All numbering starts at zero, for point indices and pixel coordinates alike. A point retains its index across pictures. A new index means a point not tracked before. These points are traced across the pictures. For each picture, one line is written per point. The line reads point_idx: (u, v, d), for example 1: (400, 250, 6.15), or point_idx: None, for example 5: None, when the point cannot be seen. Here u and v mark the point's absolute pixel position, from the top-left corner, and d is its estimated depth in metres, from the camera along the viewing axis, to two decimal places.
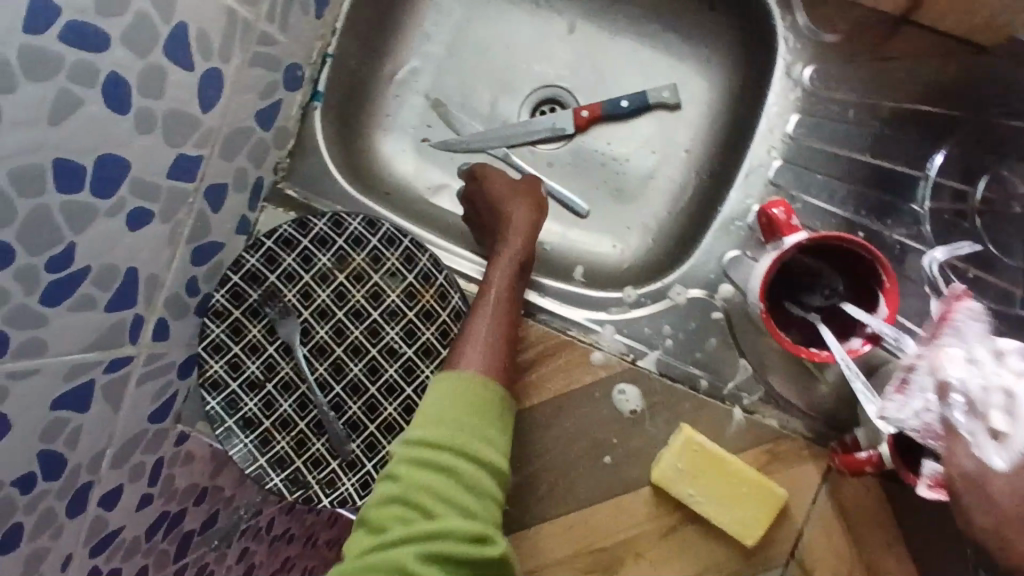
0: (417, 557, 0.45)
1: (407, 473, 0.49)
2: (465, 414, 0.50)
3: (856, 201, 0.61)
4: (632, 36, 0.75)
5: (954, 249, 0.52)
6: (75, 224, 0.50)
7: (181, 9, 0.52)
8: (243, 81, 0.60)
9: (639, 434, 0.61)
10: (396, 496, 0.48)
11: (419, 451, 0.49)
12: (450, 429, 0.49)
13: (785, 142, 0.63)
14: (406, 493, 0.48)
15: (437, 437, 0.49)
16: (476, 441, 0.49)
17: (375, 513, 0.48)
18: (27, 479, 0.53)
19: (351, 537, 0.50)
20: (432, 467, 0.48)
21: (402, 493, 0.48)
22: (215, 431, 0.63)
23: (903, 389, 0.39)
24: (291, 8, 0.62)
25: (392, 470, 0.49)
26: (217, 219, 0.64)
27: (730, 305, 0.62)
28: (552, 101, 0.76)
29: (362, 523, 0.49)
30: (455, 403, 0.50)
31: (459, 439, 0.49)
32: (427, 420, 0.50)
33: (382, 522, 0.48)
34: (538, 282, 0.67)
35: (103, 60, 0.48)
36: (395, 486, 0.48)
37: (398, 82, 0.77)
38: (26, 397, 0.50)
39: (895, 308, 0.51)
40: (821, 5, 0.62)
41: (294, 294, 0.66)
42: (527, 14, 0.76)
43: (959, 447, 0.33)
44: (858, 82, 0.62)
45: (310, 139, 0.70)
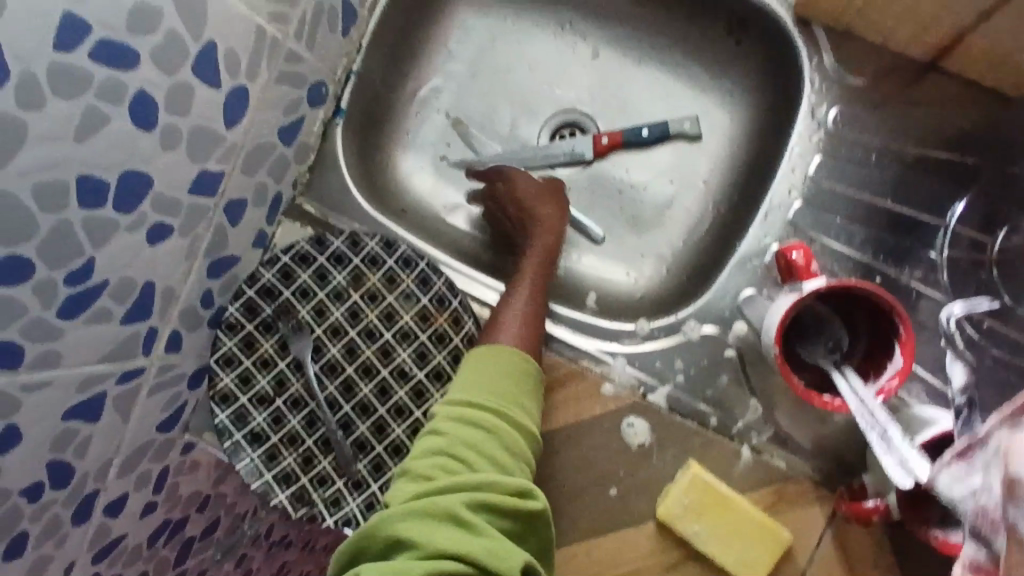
0: (468, 502, 0.45)
1: (455, 431, 0.51)
2: (508, 382, 0.54)
3: (875, 246, 0.60)
4: (655, 65, 0.74)
5: (973, 306, 0.56)
6: (96, 239, 0.50)
7: (211, 28, 0.52)
8: (268, 98, 0.61)
9: (647, 468, 0.61)
10: (443, 447, 0.50)
11: (468, 410, 0.52)
12: (493, 393, 0.53)
13: (806, 183, 0.62)
14: (454, 445, 0.50)
15: (482, 398, 0.52)
16: (517, 409, 0.53)
17: (421, 464, 0.49)
18: (36, 488, 0.53)
19: (392, 493, 0.49)
20: (477, 424, 0.51)
21: (450, 446, 0.50)
22: (223, 445, 0.63)
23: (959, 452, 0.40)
24: (319, 27, 0.63)
25: (440, 427, 0.51)
26: (235, 233, 0.64)
27: (743, 344, 0.62)
28: (572, 126, 0.75)
29: (406, 478, 0.49)
30: (500, 372, 0.54)
31: (502, 403, 0.52)
32: (475, 385, 0.53)
33: (428, 474, 0.49)
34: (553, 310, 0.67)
35: (133, 78, 0.48)
36: (442, 440, 0.50)
37: (420, 100, 0.77)
38: (38, 408, 0.50)
39: (911, 359, 0.51)
40: (847, 47, 0.61)
41: (307, 311, 0.67)
42: (551, 37, 0.76)
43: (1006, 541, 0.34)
44: (882, 126, 0.61)
45: (331, 155, 0.70)
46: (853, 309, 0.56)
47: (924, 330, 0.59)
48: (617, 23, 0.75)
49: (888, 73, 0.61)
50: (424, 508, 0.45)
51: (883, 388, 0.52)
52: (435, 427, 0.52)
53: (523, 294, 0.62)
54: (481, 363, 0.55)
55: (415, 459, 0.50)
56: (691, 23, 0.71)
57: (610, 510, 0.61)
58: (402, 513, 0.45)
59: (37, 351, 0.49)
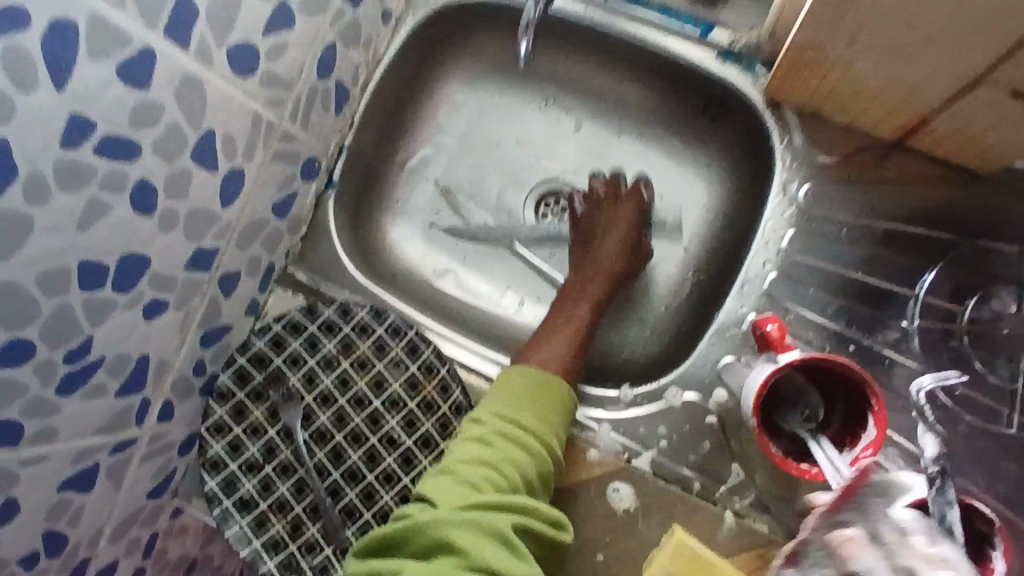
0: (514, 523, 0.49)
1: (501, 445, 0.54)
2: (547, 413, 0.57)
3: (848, 315, 0.62)
4: (636, 137, 0.77)
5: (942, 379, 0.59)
6: (95, 319, 0.52)
7: (210, 117, 0.54)
8: (263, 177, 0.63)
9: (631, 535, 0.62)
10: (492, 458, 0.53)
11: (514, 431, 0.55)
12: (536, 421, 0.56)
13: (780, 256, 0.64)
14: (501, 461, 0.53)
15: (532, 422, 0.56)
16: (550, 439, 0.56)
17: (467, 469, 0.52)
18: (31, 558, 0.55)
19: (427, 487, 0.51)
20: (524, 444, 0.54)
21: (497, 458, 0.53)
22: (212, 512, 0.65)
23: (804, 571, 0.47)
24: (312, 109, 0.66)
25: (489, 439, 0.54)
26: (228, 304, 0.66)
27: (724, 410, 0.63)
28: (556, 194, 0.79)
29: (447, 478, 0.52)
30: (542, 403, 0.57)
31: (544, 433, 0.56)
32: (521, 408, 0.56)
33: (471, 480, 0.51)
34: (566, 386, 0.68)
35: (134, 168, 0.50)
36: (490, 451, 0.53)
37: (409, 170, 0.80)
38: (31, 481, 0.52)
39: (883, 429, 0.53)
40: (816, 129, 0.64)
41: (298, 379, 0.67)
42: (536, 110, 0.79)
43: None
44: (851, 202, 0.63)
45: (322, 226, 0.72)
46: (829, 379, 0.58)
47: (898, 397, 0.61)
48: (599, 97, 0.77)
49: (857, 152, 0.63)
50: (483, 521, 0.48)
51: (857, 458, 0.54)
52: (482, 434, 0.54)
53: (568, 334, 0.64)
54: (533, 383, 0.58)
55: (458, 462, 0.53)
56: (668, 102, 0.74)
57: (595, 574, 0.62)
58: (460, 521, 0.47)
59: (35, 427, 0.51)
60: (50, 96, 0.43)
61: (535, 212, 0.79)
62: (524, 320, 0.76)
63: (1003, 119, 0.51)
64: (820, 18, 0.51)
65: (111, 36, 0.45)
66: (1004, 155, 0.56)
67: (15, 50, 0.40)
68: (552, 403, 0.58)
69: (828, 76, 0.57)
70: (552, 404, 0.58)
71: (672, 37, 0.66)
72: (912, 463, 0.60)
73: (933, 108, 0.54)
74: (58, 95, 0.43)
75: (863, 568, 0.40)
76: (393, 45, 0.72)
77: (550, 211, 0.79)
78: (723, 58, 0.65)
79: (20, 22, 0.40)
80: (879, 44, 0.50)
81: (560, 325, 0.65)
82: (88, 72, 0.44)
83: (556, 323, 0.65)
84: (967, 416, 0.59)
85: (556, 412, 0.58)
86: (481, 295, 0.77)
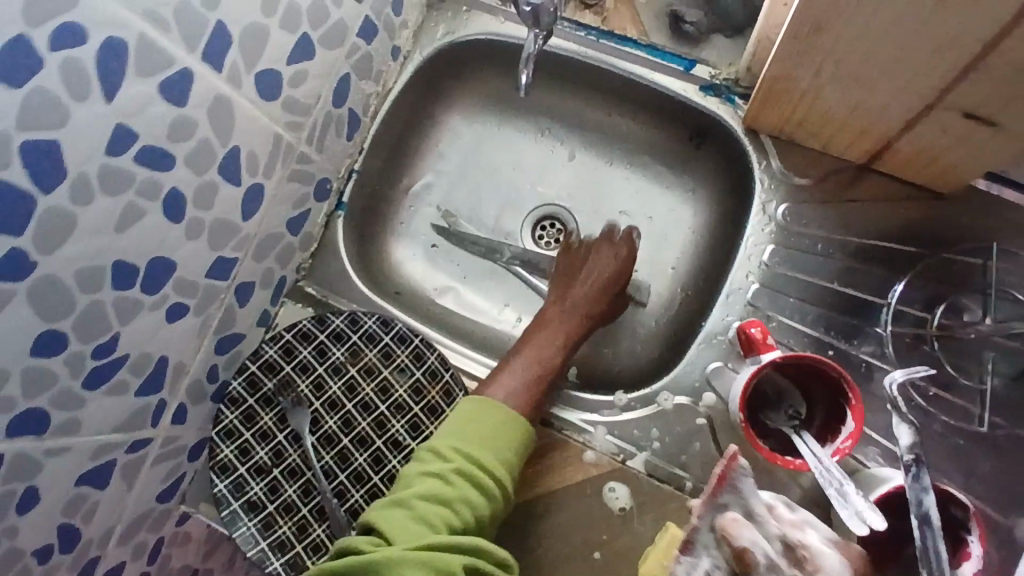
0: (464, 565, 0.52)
1: (459, 484, 0.57)
2: (507, 453, 0.60)
3: (826, 322, 0.67)
4: (626, 165, 0.83)
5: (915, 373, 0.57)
6: (123, 318, 0.55)
7: (237, 135, 0.58)
8: (280, 194, 0.67)
9: (626, 532, 0.65)
10: (449, 497, 0.56)
11: (473, 470, 0.58)
12: (497, 461, 0.59)
13: (761, 269, 0.69)
14: (456, 500, 0.56)
15: (492, 462, 0.59)
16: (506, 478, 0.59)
17: (424, 506, 0.55)
18: (46, 550, 0.58)
19: (383, 521, 0.54)
20: (481, 484, 0.57)
21: (453, 498, 0.56)
22: (221, 514, 0.68)
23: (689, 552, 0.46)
24: (328, 133, 0.70)
25: (448, 477, 0.57)
26: (242, 313, 0.69)
27: (713, 412, 0.67)
28: (552, 218, 0.84)
29: (404, 513, 0.55)
30: (503, 443, 0.60)
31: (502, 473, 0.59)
32: (482, 446, 0.59)
33: (427, 517, 0.55)
34: (562, 392, 0.71)
35: (168, 178, 0.53)
36: (447, 488, 0.56)
37: (413, 194, 0.84)
38: (52, 473, 0.55)
39: (861, 423, 0.57)
40: (792, 154, 0.69)
41: (306, 385, 0.71)
42: (532, 140, 0.85)
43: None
44: (824, 220, 0.68)
45: (332, 243, 0.76)
46: (809, 381, 0.62)
47: (874, 398, 0.65)
48: (592, 129, 0.83)
49: (830, 174, 0.69)
50: (435, 563, 0.51)
51: (838, 449, 0.57)
52: (443, 470, 0.57)
53: (536, 366, 0.67)
54: (494, 422, 0.61)
55: (415, 496, 0.56)
56: (656, 131, 0.79)
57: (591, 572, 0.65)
58: (414, 561, 0.50)
59: (61, 418, 0.54)
60: (97, 105, 0.45)
61: (532, 233, 0.84)
62: None
63: (959, 140, 0.57)
64: (791, 52, 0.57)
65: (157, 55, 0.48)
66: (965, 172, 0.61)
67: (72, 62, 0.43)
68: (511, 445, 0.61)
69: (799, 104, 0.63)
70: (512, 445, 0.61)
71: (659, 72, 0.72)
72: (890, 461, 0.64)
73: (895, 133, 0.60)
74: (108, 104, 0.46)
75: (749, 539, 0.45)
76: (401, 78, 0.77)
77: (546, 234, 0.84)
78: (704, 92, 0.71)
79: (81, 35, 0.42)
80: (843, 74, 0.56)
81: (533, 357, 0.68)
82: (135, 87, 0.47)
83: (531, 354, 0.68)
84: (952, 421, 0.64)
85: (513, 453, 0.61)
86: (480, 312, 0.82)
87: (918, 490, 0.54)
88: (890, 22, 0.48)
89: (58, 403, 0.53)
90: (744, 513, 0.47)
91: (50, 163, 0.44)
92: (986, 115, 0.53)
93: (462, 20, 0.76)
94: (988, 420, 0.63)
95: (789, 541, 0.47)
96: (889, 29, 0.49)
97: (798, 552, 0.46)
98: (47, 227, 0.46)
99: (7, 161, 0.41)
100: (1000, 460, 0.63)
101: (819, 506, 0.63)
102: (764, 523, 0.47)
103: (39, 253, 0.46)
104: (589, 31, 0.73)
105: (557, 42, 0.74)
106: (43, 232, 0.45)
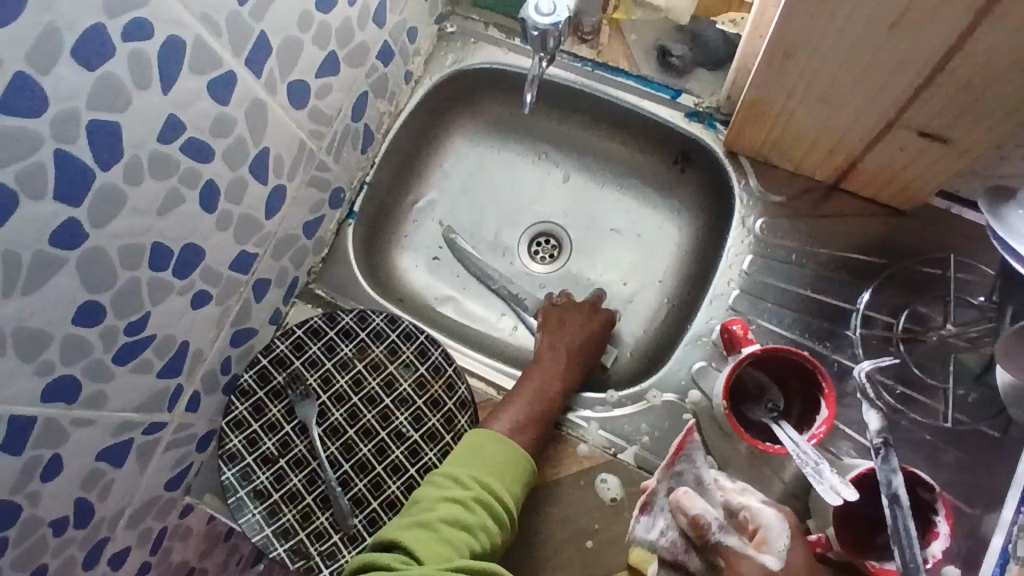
0: None
1: (478, 512, 0.60)
2: (520, 486, 0.64)
3: (802, 326, 0.73)
4: (617, 187, 0.90)
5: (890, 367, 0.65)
6: (155, 298, 0.59)
7: (267, 138, 0.64)
8: (299, 198, 0.72)
9: (618, 522, 0.69)
10: (472, 525, 0.59)
11: (492, 499, 0.61)
12: (511, 493, 0.63)
13: (742, 277, 0.75)
14: (475, 528, 0.59)
15: (507, 494, 0.62)
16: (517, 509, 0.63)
17: (449, 530, 0.58)
18: (61, 522, 0.60)
19: (408, 540, 0.57)
20: (497, 514, 0.61)
21: (474, 524, 0.59)
22: (228, 501, 0.70)
23: (646, 510, 0.54)
24: (345, 145, 0.76)
25: (471, 505, 0.60)
26: (257, 308, 0.73)
27: (698, 408, 0.72)
28: (547, 234, 0.90)
29: (428, 535, 0.58)
30: (517, 476, 0.64)
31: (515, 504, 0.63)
32: (500, 477, 0.63)
33: (451, 540, 0.58)
34: None
35: (207, 169, 0.58)
36: (469, 515, 0.60)
37: (418, 210, 0.90)
38: (76, 444, 0.58)
39: (834, 410, 0.62)
40: (769, 174, 0.77)
41: (315, 379, 0.74)
42: (530, 164, 0.92)
43: (741, 561, 0.50)
44: (799, 233, 0.75)
45: (342, 250, 0.81)
46: (787, 376, 0.67)
47: (847, 395, 0.70)
48: (585, 153, 0.90)
49: (802, 193, 0.76)
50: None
51: (813, 434, 0.62)
52: (465, 497, 0.60)
53: (536, 405, 0.70)
54: (510, 456, 0.65)
55: (439, 520, 0.59)
56: (645, 156, 0.87)
57: (583, 560, 0.68)
58: None
59: (91, 389, 0.57)
60: (154, 96, 0.51)
61: (528, 249, 0.90)
62: (519, 341, 0.85)
63: (916, 157, 0.65)
64: (767, 76, 0.64)
65: (208, 56, 0.54)
66: (922, 189, 0.69)
67: (138, 53, 0.48)
68: (519, 481, 0.64)
69: (775, 126, 0.70)
70: (525, 479, 0.64)
71: (648, 99, 0.80)
72: (862, 454, 0.68)
73: (859, 152, 0.68)
74: (164, 96, 0.52)
75: (699, 510, 0.51)
76: (412, 100, 0.84)
77: (541, 249, 0.90)
78: (689, 117, 0.79)
79: (147, 30, 0.48)
80: (813, 96, 0.64)
81: (535, 396, 0.71)
82: (187, 82, 0.53)
83: (531, 394, 0.71)
84: (918, 417, 0.69)
85: (524, 487, 0.64)
86: (480, 320, 0.87)
87: (887, 470, 0.59)
88: (856, 42, 0.56)
89: (89, 374, 0.56)
90: (695, 481, 0.55)
91: (110, 143, 0.49)
92: (939, 131, 0.61)
93: (469, 50, 0.84)
94: (953, 416, 0.69)
95: (731, 506, 0.54)
96: (855, 49, 0.56)
97: (741, 514, 0.54)
98: (99, 202, 0.50)
99: (75, 137, 0.46)
100: (964, 453, 0.68)
101: (798, 496, 0.68)
102: (711, 492, 0.55)
103: (92, 226, 0.50)
104: (585, 62, 0.81)
105: (556, 71, 0.82)
106: (96, 206, 0.50)
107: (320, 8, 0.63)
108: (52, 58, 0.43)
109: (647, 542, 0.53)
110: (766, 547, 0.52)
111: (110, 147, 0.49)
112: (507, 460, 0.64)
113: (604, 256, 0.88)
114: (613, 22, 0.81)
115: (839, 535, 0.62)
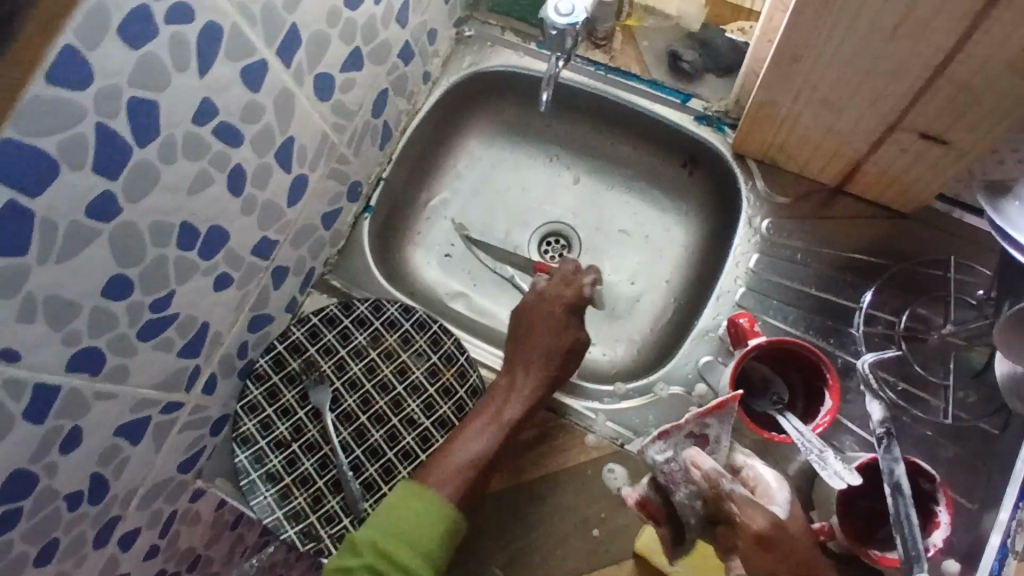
0: None
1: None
2: (427, 541, 0.61)
3: (806, 323, 0.75)
4: (626, 189, 0.92)
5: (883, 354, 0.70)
6: (180, 277, 0.61)
7: (293, 127, 0.66)
8: (320, 189, 0.74)
9: (624, 511, 0.70)
10: None
11: (386, 564, 0.59)
12: (416, 553, 0.60)
13: (748, 274, 0.77)
14: None
15: (407, 556, 0.59)
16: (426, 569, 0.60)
17: None
18: (76, 497, 0.61)
19: None
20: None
21: None
22: (241, 483, 0.71)
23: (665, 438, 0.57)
24: (364, 139, 0.78)
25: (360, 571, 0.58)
26: (275, 295, 0.75)
27: (704, 401, 0.73)
28: (557, 234, 0.92)
29: None
30: (421, 532, 0.61)
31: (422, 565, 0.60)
32: (399, 536, 0.60)
33: None
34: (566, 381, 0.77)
35: (235, 154, 0.61)
36: None
37: (431, 208, 0.92)
38: (97, 417, 0.59)
39: (838, 400, 0.64)
40: (775, 177, 0.79)
41: (329, 365, 0.76)
42: (541, 166, 0.94)
43: (753, 511, 0.50)
44: (803, 234, 0.77)
45: (358, 242, 0.83)
46: (791, 370, 0.69)
47: (850, 391, 0.72)
48: (595, 156, 0.92)
49: (807, 195, 0.78)
50: None
51: (817, 424, 0.64)
52: (355, 565, 0.58)
53: (483, 443, 0.68)
54: (418, 511, 0.62)
55: None
56: (654, 159, 0.89)
57: (589, 549, 0.69)
58: None
59: (114, 362, 0.58)
60: (191, 78, 0.53)
61: (538, 248, 0.92)
62: None
63: (916, 159, 0.67)
64: (773, 79, 0.67)
65: (243, 44, 0.56)
66: (922, 192, 0.71)
67: (179, 36, 0.50)
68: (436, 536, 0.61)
69: (781, 130, 0.73)
70: (433, 533, 0.61)
71: (658, 103, 0.82)
72: (864, 448, 0.70)
73: (862, 155, 0.70)
74: (200, 79, 0.54)
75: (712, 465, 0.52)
76: (429, 100, 0.86)
77: (551, 249, 0.92)
78: (698, 121, 0.81)
79: (188, 15, 0.50)
80: (817, 99, 0.66)
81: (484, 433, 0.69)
82: (221, 67, 0.55)
83: (479, 431, 0.69)
84: (919, 414, 0.71)
85: (436, 542, 0.61)
86: (489, 315, 0.88)
87: (889, 460, 0.61)
88: (860, 45, 0.58)
89: (114, 347, 0.57)
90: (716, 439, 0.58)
91: (147, 120, 0.51)
92: (940, 134, 0.63)
93: (486, 53, 0.87)
94: (952, 413, 0.71)
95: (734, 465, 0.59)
96: (859, 52, 0.59)
97: (743, 472, 0.58)
98: (134, 178, 0.52)
99: (116, 112, 0.48)
100: (961, 449, 0.70)
101: (801, 489, 0.69)
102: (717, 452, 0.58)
103: (126, 199, 0.52)
104: (598, 67, 0.84)
105: (568, 74, 0.84)
106: (131, 181, 0.52)
107: (348, 5, 0.66)
108: (99, 32, 0.45)
109: (653, 461, 0.57)
110: (769, 499, 0.55)
111: (148, 124, 0.51)
112: (428, 512, 0.62)
113: (612, 255, 0.90)
114: (626, 29, 0.84)
115: (843, 523, 0.63)
